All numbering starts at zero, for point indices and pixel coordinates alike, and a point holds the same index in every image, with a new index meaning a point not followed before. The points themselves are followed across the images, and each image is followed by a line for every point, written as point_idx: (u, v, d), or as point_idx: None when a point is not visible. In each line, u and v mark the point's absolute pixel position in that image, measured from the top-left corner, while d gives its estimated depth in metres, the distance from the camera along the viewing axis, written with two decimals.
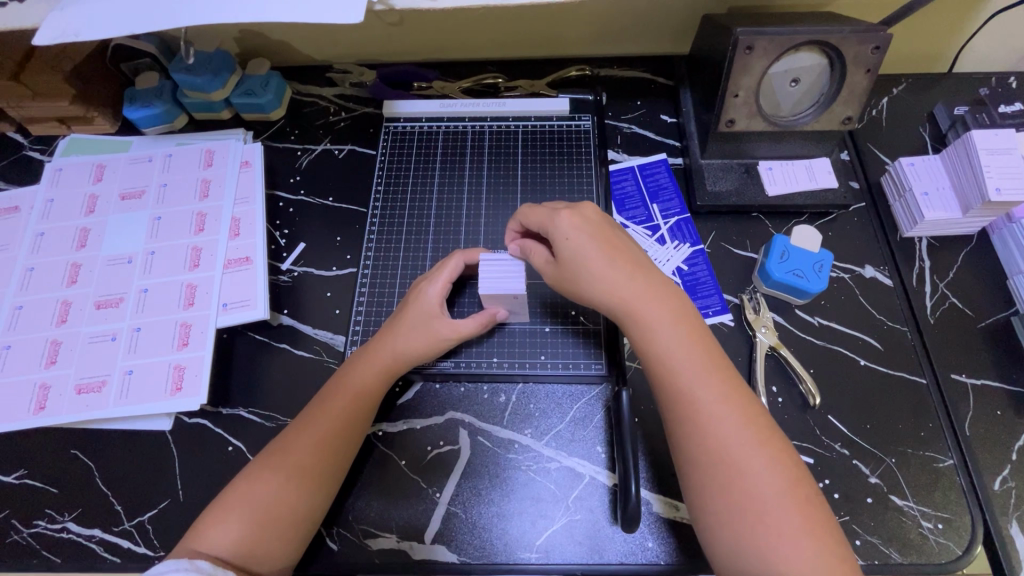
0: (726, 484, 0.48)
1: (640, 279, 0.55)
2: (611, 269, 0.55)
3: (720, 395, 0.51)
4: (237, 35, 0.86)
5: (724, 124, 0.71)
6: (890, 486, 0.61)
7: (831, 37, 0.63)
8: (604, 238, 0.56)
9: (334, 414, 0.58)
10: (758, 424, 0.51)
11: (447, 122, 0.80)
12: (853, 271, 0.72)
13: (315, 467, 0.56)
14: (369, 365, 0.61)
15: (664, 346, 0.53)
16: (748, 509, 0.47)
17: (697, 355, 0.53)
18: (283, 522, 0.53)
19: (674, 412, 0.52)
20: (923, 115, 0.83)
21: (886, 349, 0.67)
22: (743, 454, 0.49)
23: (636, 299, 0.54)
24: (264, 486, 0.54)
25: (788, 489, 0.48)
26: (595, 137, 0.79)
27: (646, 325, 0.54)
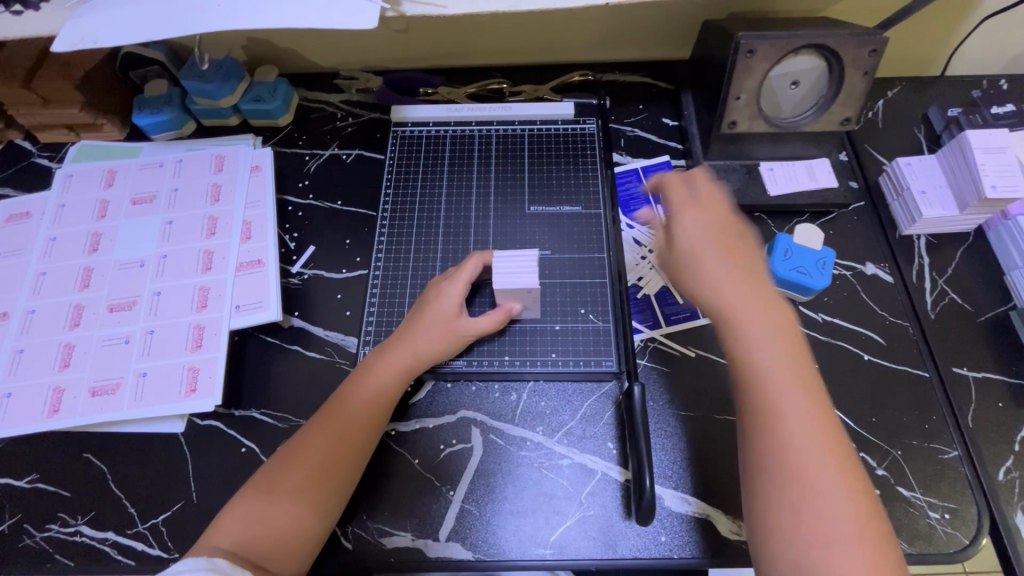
0: (797, 499, 0.46)
1: (743, 278, 0.56)
2: (722, 271, 0.56)
3: (809, 416, 0.49)
4: (245, 43, 0.87)
5: (727, 126, 0.73)
6: (896, 477, 0.62)
7: (829, 40, 0.65)
8: (727, 243, 0.58)
9: (350, 420, 0.58)
10: (837, 441, 0.49)
11: (454, 126, 0.81)
12: (855, 269, 0.73)
13: (330, 470, 0.56)
14: (385, 369, 0.61)
15: (762, 350, 0.52)
16: (819, 532, 0.45)
17: (793, 370, 0.51)
18: (298, 525, 0.54)
19: (754, 417, 0.50)
20: (918, 116, 0.85)
21: (889, 343, 0.69)
22: (819, 476, 0.47)
23: (740, 297, 0.54)
24: (282, 487, 0.55)
25: (855, 518, 0.45)
26: (601, 139, 0.79)
27: (739, 328, 0.53)
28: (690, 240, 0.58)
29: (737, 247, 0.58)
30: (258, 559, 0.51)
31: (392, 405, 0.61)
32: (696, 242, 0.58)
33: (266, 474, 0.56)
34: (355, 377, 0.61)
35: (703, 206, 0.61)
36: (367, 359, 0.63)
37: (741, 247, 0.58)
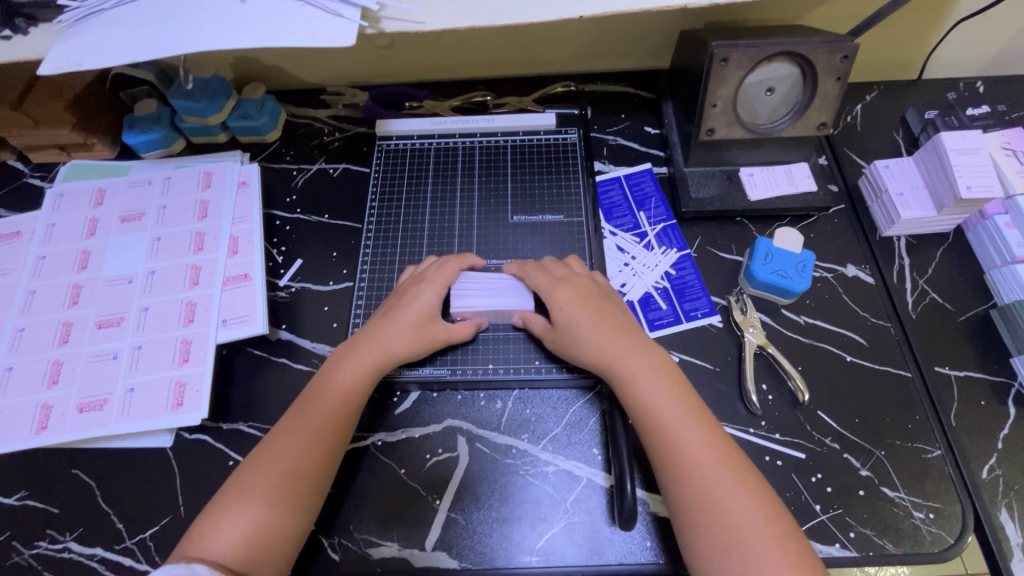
0: (715, 523, 0.51)
1: (622, 340, 0.61)
2: (599, 331, 0.62)
3: (705, 442, 0.55)
4: (233, 61, 0.89)
5: (705, 133, 0.74)
6: (880, 478, 0.62)
7: (801, 48, 0.66)
8: (592, 304, 0.64)
9: (324, 418, 0.59)
10: (733, 457, 0.55)
11: (438, 138, 0.82)
12: (836, 271, 0.74)
13: (304, 471, 0.56)
14: (352, 368, 0.62)
15: (650, 394, 0.58)
16: (736, 545, 0.50)
17: (677, 405, 0.57)
18: (281, 525, 0.54)
19: (660, 454, 0.56)
20: (896, 119, 0.87)
21: (871, 344, 0.69)
22: (727, 494, 0.52)
23: (625, 354, 0.60)
24: (255, 487, 0.55)
25: (766, 524, 0.51)
26: (582, 149, 0.80)
27: (628, 380, 0.59)
28: (573, 320, 0.63)
29: (612, 315, 0.64)
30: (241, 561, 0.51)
31: (362, 402, 0.62)
32: (581, 325, 0.63)
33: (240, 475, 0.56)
34: (325, 378, 0.62)
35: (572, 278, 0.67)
36: (334, 359, 0.64)
37: (616, 317, 0.64)
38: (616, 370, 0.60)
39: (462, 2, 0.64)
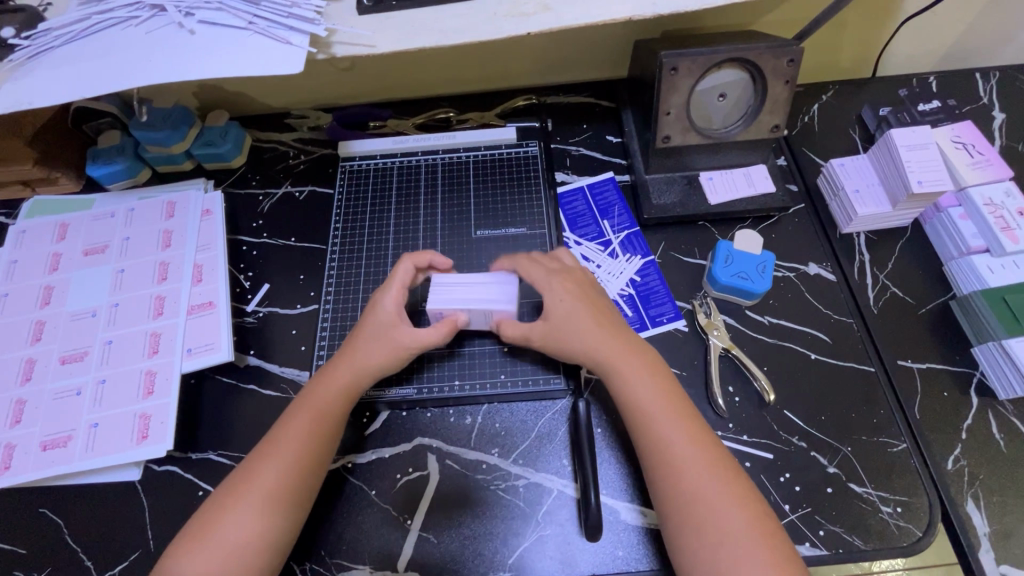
0: (700, 524, 0.52)
1: (614, 339, 0.62)
2: (594, 332, 0.62)
3: (693, 444, 0.55)
4: (196, 90, 0.89)
5: (661, 140, 0.75)
6: (848, 474, 0.62)
7: (747, 53, 0.68)
8: (590, 305, 0.64)
9: (306, 433, 0.59)
10: (720, 457, 0.55)
11: (401, 157, 0.82)
12: (798, 270, 0.75)
13: (288, 487, 0.56)
14: (331, 381, 0.62)
15: (641, 390, 0.59)
16: (718, 546, 0.51)
17: (670, 406, 0.58)
18: (267, 542, 0.54)
19: (649, 451, 0.56)
20: (853, 118, 0.88)
21: (834, 341, 0.70)
22: (711, 495, 0.53)
23: (618, 352, 0.61)
24: (240, 503, 0.55)
25: (749, 524, 0.51)
26: (543, 161, 0.81)
27: (624, 379, 0.60)
28: (570, 316, 0.63)
29: (606, 316, 0.64)
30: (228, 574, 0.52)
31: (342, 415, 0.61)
32: (576, 324, 0.62)
33: (226, 489, 0.57)
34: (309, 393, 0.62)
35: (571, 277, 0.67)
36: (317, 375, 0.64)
37: (610, 317, 0.64)
38: (609, 366, 0.60)
39: (412, 25, 0.65)
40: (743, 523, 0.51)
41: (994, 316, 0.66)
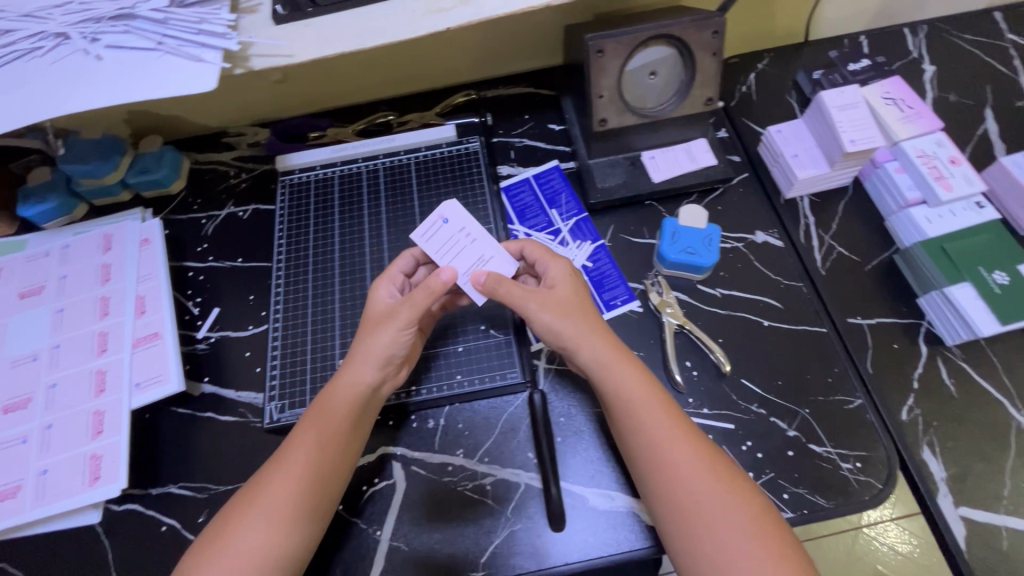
0: (701, 534, 0.51)
1: (603, 347, 0.59)
2: (586, 333, 0.60)
3: (691, 452, 0.54)
4: (126, 116, 0.87)
5: (598, 124, 0.74)
6: (807, 436, 0.63)
7: (671, 29, 0.68)
8: (580, 303, 0.62)
9: (309, 451, 0.56)
10: (718, 461, 0.55)
11: (341, 166, 0.81)
12: (746, 239, 0.75)
13: (294, 506, 0.54)
14: (337, 382, 0.59)
15: (635, 394, 0.57)
16: (720, 556, 0.50)
17: (663, 418, 0.56)
18: (276, 562, 0.52)
19: (649, 458, 0.55)
20: (789, 83, 0.89)
21: (786, 306, 0.71)
22: (711, 499, 0.52)
23: (611, 360, 0.59)
24: (253, 529, 0.52)
25: (754, 529, 0.51)
26: (484, 156, 0.80)
27: (619, 386, 0.58)
28: (567, 311, 0.60)
29: (595, 316, 0.62)
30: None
31: (349, 423, 0.58)
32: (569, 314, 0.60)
33: (238, 510, 0.54)
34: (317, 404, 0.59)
35: (565, 272, 0.64)
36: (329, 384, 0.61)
37: (598, 318, 0.62)
38: (602, 372, 0.58)
39: (329, 30, 0.64)
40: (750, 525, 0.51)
41: (935, 265, 0.67)
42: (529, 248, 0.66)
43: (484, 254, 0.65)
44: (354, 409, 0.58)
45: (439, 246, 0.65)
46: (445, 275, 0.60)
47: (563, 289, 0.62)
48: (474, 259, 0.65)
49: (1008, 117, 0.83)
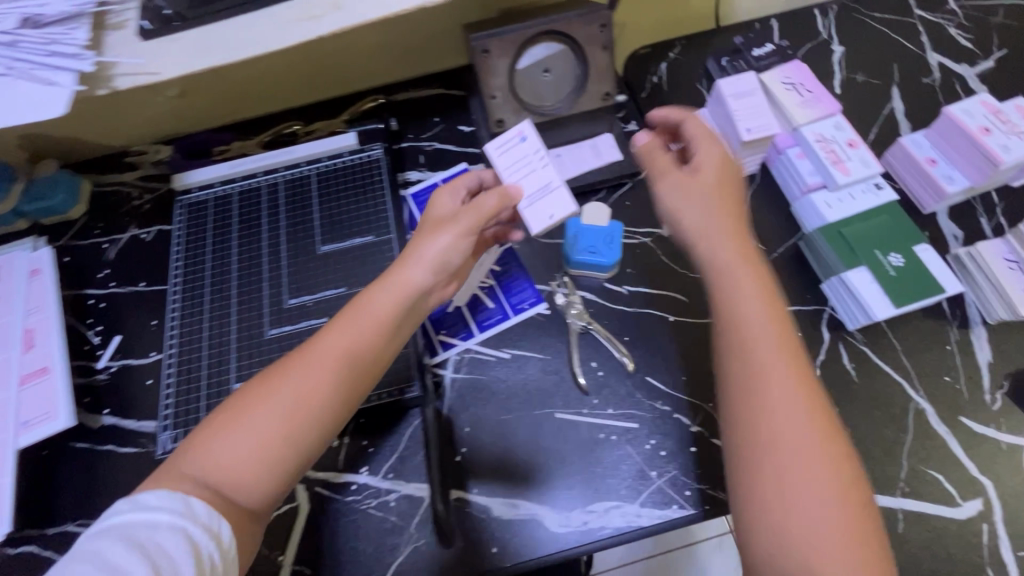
0: (790, 510, 0.42)
1: (729, 245, 0.52)
2: (717, 219, 0.54)
3: (802, 415, 0.45)
4: (19, 140, 0.82)
5: (496, 124, 0.73)
6: (710, 430, 0.63)
7: (555, 25, 0.67)
8: (720, 194, 0.55)
9: (326, 373, 0.48)
10: (829, 429, 0.45)
11: (241, 181, 0.78)
12: (655, 234, 0.74)
13: (315, 408, 0.47)
14: (391, 291, 0.53)
15: (745, 311, 0.49)
16: (807, 549, 0.41)
17: (784, 359, 0.47)
18: (256, 480, 0.45)
19: (736, 373, 0.48)
20: (700, 72, 0.88)
21: (692, 299, 0.70)
22: (803, 462, 0.43)
23: (731, 268, 0.51)
24: (265, 413, 0.46)
25: (842, 517, 0.42)
26: (387, 163, 0.78)
27: (738, 283, 0.50)
28: (715, 185, 0.55)
29: (728, 208, 0.54)
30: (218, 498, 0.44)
31: (377, 351, 0.51)
32: (699, 203, 0.54)
33: (259, 386, 0.48)
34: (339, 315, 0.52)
35: (716, 163, 0.56)
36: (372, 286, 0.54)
37: (734, 215, 0.54)
38: (720, 275, 0.51)
39: (197, 44, 0.62)
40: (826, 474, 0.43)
41: (834, 251, 0.67)
42: (691, 123, 0.59)
43: (549, 180, 0.61)
44: (394, 319, 0.52)
45: (508, 167, 0.63)
46: (513, 190, 0.60)
47: (707, 171, 0.56)
48: (542, 182, 0.61)
49: (913, 96, 0.83)
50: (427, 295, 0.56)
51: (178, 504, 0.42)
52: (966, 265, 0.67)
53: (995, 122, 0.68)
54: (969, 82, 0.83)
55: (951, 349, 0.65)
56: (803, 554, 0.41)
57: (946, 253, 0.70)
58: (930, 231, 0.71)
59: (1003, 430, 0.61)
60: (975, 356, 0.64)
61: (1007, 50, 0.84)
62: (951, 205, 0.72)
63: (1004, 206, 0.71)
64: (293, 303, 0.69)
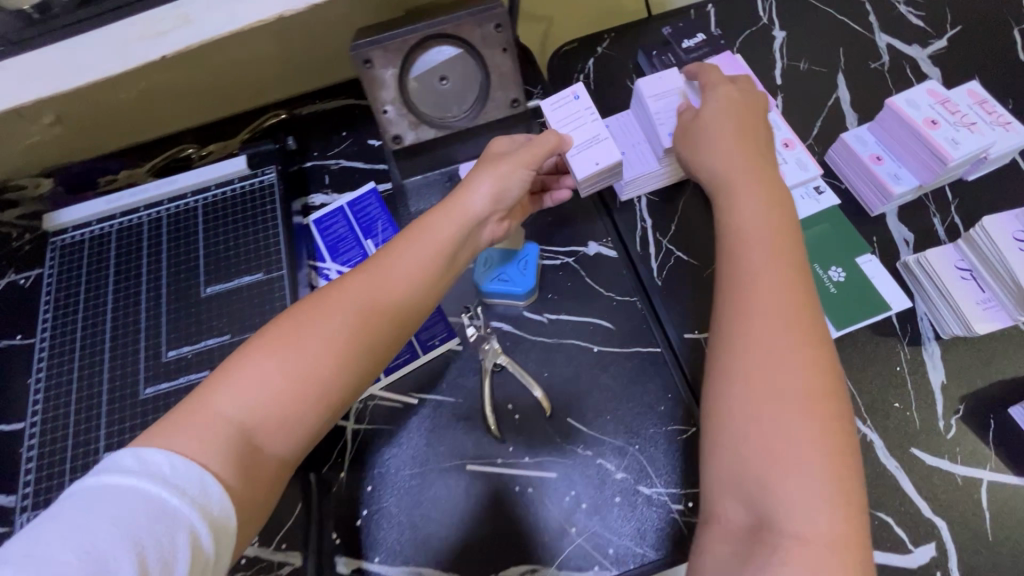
0: (757, 425, 0.43)
1: (749, 162, 0.54)
2: (731, 146, 0.55)
3: (785, 334, 0.44)
4: None
5: (393, 141, 0.65)
6: (636, 476, 0.57)
7: (445, 28, 0.59)
8: (747, 117, 0.57)
9: (386, 298, 0.50)
10: (811, 348, 0.44)
11: (121, 218, 0.70)
12: (577, 253, 0.68)
13: (352, 339, 0.48)
14: (447, 220, 0.55)
15: (751, 215, 0.50)
16: (771, 468, 0.41)
17: (780, 273, 0.47)
18: (286, 410, 0.45)
19: (723, 287, 0.49)
20: (629, 67, 0.79)
21: (618, 326, 0.64)
22: (781, 377, 0.43)
23: (743, 181, 0.52)
24: (298, 347, 0.46)
25: (818, 437, 0.41)
26: (282, 190, 0.71)
27: (733, 198, 0.52)
28: (716, 122, 0.56)
29: (755, 131, 0.56)
30: (248, 436, 0.43)
31: (445, 274, 0.54)
32: (720, 125, 0.56)
33: (304, 315, 0.48)
34: (403, 241, 0.54)
35: (741, 89, 0.60)
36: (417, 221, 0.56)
37: (761, 138, 0.56)
38: (726, 191, 0.53)
39: (21, 73, 0.53)
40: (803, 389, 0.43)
41: None
42: (709, 69, 0.62)
43: (597, 132, 0.62)
44: (451, 248, 0.54)
45: (560, 119, 0.63)
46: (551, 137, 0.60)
47: (745, 92, 0.59)
48: (590, 136, 0.62)
49: (861, 82, 0.74)
50: (483, 227, 0.58)
51: (198, 484, 0.39)
52: (917, 276, 0.60)
53: (941, 113, 0.62)
54: (922, 64, 0.75)
55: (902, 369, 0.57)
56: (769, 471, 0.41)
57: (893, 263, 0.62)
58: (876, 236, 0.64)
59: (959, 461, 0.54)
60: (928, 377, 0.57)
61: (962, 27, 0.77)
62: (900, 205, 0.65)
63: (957, 204, 0.65)
64: (172, 355, 0.62)
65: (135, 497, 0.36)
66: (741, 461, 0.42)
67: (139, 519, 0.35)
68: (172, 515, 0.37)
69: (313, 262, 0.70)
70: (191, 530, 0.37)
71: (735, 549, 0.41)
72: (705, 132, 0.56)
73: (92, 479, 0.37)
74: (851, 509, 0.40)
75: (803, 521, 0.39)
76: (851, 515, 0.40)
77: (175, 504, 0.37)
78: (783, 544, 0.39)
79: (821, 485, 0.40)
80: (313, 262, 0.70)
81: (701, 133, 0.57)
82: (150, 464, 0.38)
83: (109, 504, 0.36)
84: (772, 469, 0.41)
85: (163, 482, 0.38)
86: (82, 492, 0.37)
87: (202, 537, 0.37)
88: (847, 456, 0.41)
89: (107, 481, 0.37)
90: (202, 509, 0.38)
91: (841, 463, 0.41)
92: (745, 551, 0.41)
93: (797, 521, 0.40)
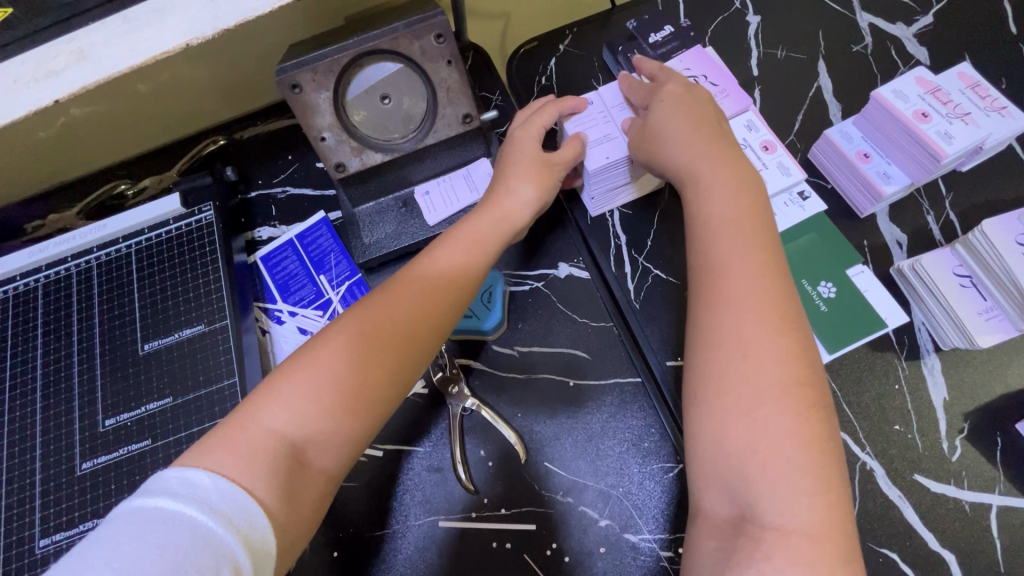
0: (747, 415, 0.41)
1: (715, 153, 0.52)
2: (695, 134, 0.53)
3: (768, 318, 0.43)
4: None
5: (337, 169, 0.58)
6: (621, 522, 0.53)
7: (381, 42, 0.53)
8: (704, 107, 0.55)
9: (430, 299, 0.48)
10: (799, 331, 0.43)
11: (48, 270, 0.64)
12: (547, 276, 0.63)
13: (395, 348, 0.45)
14: (484, 222, 0.54)
15: (725, 206, 0.48)
16: (760, 456, 0.40)
17: (758, 256, 0.45)
18: (343, 423, 0.42)
19: (698, 280, 0.47)
20: (594, 65, 0.73)
21: (595, 356, 0.59)
22: (767, 365, 0.42)
23: (709, 170, 0.51)
24: (342, 360, 0.43)
25: (803, 421, 0.40)
26: (221, 227, 0.64)
27: (704, 184, 0.50)
28: (667, 114, 0.54)
29: (718, 122, 0.55)
30: (296, 453, 0.41)
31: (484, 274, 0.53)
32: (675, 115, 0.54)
33: (346, 325, 0.45)
34: (437, 246, 0.52)
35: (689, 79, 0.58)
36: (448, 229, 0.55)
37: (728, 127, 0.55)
38: (692, 181, 0.51)
39: None
40: (787, 383, 0.41)
41: None
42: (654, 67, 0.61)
43: (610, 132, 0.59)
44: (489, 246, 0.53)
45: (573, 119, 0.60)
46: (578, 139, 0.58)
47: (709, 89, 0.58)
48: (601, 134, 0.59)
49: (843, 68, 0.69)
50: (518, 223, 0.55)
51: (243, 510, 0.36)
52: (912, 284, 0.55)
53: (932, 103, 0.57)
54: (907, 43, 0.69)
55: (901, 387, 0.53)
56: (760, 461, 0.40)
57: (886, 269, 0.58)
58: (867, 240, 0.59)
59: (965, 487, 0.50)
60: (928, 394, 0.53)
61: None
62: (891, 204, 0.60)
63: (951, 198, 0.60)
64: (110, 424, 0.57)
65: (178, 524, 0.33)
66: (729, 453, 0.41)
67: (184, 546, 0.32)
68: (219, 545, 0.33)
69: (262, 303, 0.65)
70: (235, 560, 0.33)
71: (720, 544, 0.40)
72: (663, 124, 0.54)
73: (133, 501, 0.34)
74: (835, 499, 0.39)
75: (783, 511, 0.38)
76: (835, 507, 0.39)
77: (221, 533, 0.34)
78: (763, 534, 0.38)
79: (802, 475, 0.39)
80: (262, 303, 0.65)
81: (660, 124, 0.54)
82: (196, 488, 0.35)
83: (150, 531, 0.32)
84: (751, 461, 0.40)
85: (209, 507, 0.35)
86: (121, 516, 0.33)
87: (245, 569, 0.34)
88: (831, 439, 0.40)
89: (150, 505, 0.34)
90: (245, 538, 0.35)
91: (823, 454, 0.40)
92: (728, 546, 0.39)
93: (780, 513, 0.38)
